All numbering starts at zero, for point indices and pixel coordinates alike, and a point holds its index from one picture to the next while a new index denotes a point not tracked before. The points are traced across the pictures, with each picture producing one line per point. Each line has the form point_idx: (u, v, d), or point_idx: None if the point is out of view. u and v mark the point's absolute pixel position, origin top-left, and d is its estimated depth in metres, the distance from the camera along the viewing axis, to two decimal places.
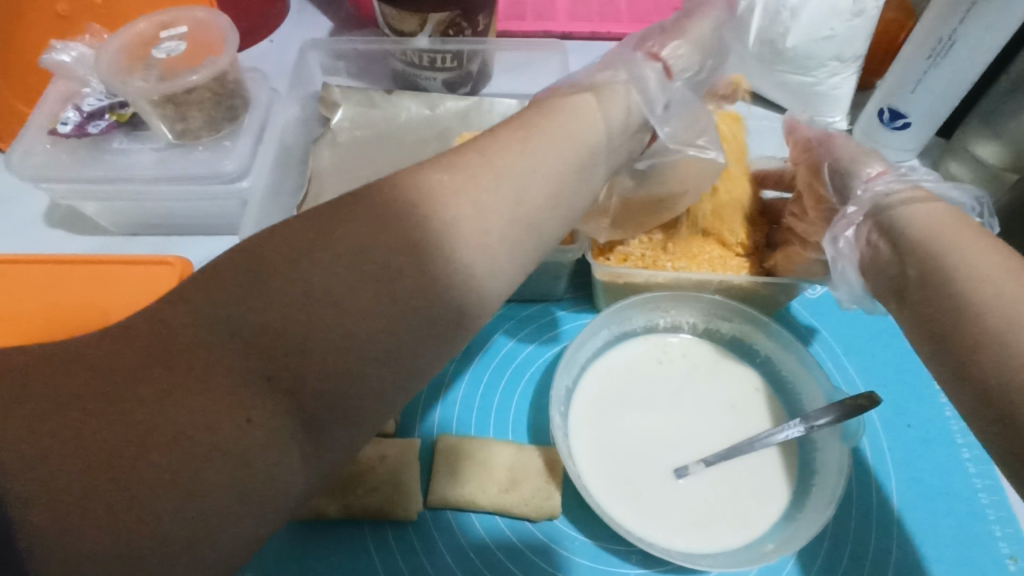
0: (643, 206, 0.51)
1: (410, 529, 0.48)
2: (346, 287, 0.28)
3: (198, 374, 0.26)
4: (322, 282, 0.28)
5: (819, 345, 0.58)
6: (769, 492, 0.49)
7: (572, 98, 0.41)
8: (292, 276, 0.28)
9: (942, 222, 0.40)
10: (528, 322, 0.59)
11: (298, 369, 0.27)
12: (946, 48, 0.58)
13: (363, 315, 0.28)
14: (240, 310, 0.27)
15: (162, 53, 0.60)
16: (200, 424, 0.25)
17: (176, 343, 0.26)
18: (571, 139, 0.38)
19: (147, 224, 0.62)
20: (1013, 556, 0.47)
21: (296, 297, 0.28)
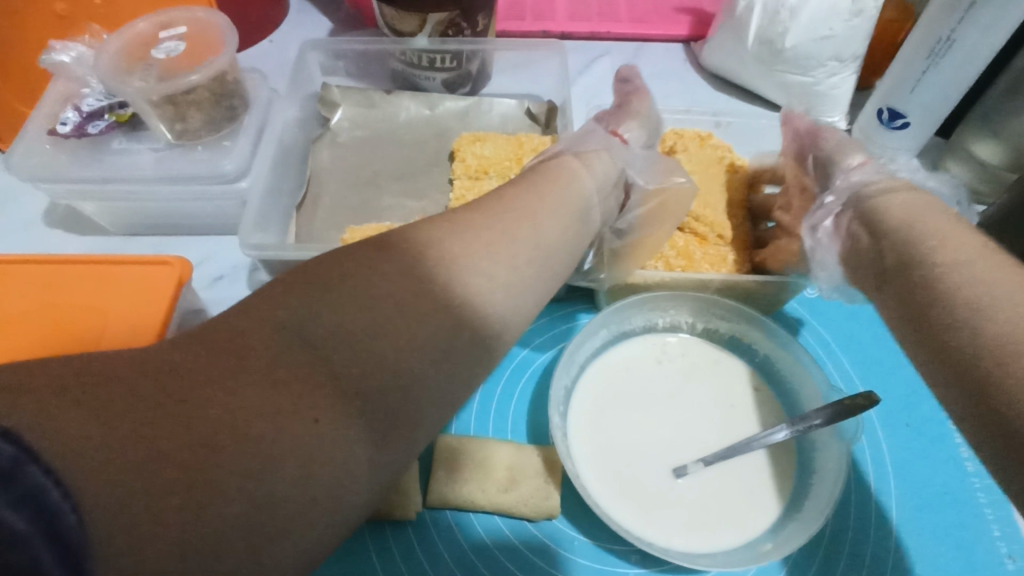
0: (630, 254, 0.53)
1: (410, 530, 0.48)
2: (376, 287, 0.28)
3: (259, 374, 0.25)
4: (381, 287, 0.29)
5: (816, 344, 0.58)
6: (769, 493, 0.49)
7: (560, 164, 0.44)
8: (347, 282, 0.29)
9: (921, 208, 0.42)
10: (536, 326, 0.59)
11: (366, 364, 0.27)
12: (944, 48, 0.58)
13: (381, 306, 0.28)
14: (315, 317, 0.27)
15: (162, 53, 0.60)
16: (256, 427, 0.24)
17: (235, 348, 0.26)
18: (569, 194, 0.41)
19: (147, 225, 0.62)
20: (1012, 555, 0.47)
21: (361, 299, 0.28)
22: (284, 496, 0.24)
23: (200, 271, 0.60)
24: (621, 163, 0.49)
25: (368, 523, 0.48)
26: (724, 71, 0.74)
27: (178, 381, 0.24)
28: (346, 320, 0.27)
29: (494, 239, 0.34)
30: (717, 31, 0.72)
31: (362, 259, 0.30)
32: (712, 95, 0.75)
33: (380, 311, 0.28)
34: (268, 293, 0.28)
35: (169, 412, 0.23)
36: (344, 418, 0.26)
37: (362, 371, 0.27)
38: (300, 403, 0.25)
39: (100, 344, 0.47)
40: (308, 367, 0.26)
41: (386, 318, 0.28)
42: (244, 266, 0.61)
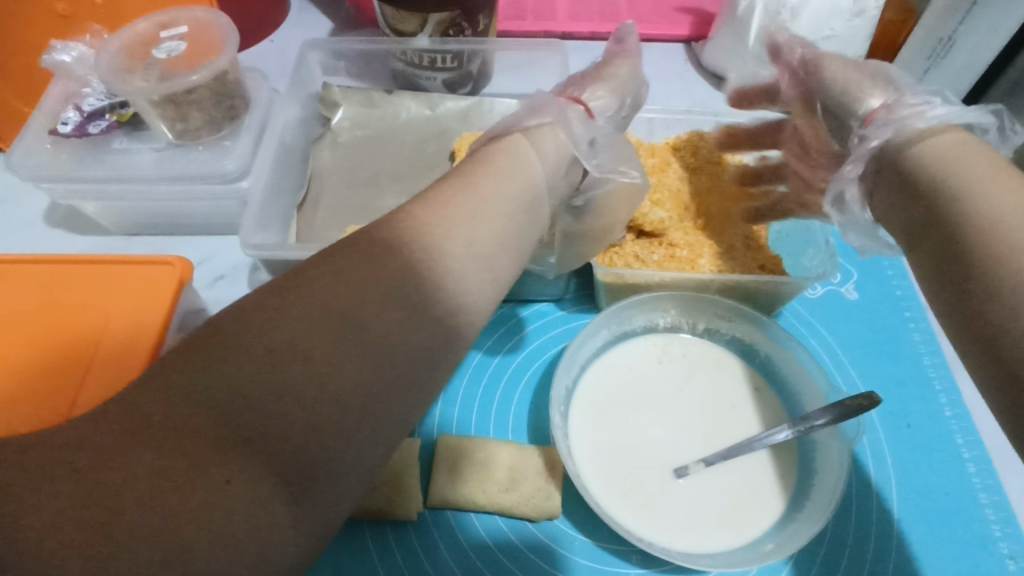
0: (585, 239, 0.50)
1: (410, 530, 0.48)
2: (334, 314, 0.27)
3: (169, 431, 0.24)
4: (336, 315, 0.27)
5: (819, 345, 0.58)
6: (769, 494, 0.49)
7: (507, 144, 0.40)
8: (298, 313, 0.27)
9: (963, 165, 0.36)
10: (512, 327, 0.59)
11: (304, 406, 0.25)
12: (945, 48, 0.59)
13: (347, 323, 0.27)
14: (235, 365, 0.25)
15: (163, 53, 0.60)
16: (164, 486, 0.23)
17: (152, 405, 0.25)
18: (515, 183, 0.37)
19: (147, 224, 0.62)
20: (1013, 556, 0.48)
21: (298, 339, 0.26)
22: (213, 559, 0.23)
23: (200, 270, 0.60)
24: (579, 144, 0.44)
25: (371, 524, 0.48)
26: (725, 71, 0.74)
27: (92, 444, 0.24)
28: (315, 346, 0.26)
29: (477, 221, 0.34)
30: (718, 32, 0.72)
31: (321, 277, 0.28)
32: (713, 95, 0.74)
33: (332, 343, 0.26)
34: (188, 342, 0.26)
35: (143, 440, 0.24)
36: (270, 472, 0.25)
37: (291, 416, 0.25)
38: (214, 459, 0.24)
39: (103, 343, 0.47)
40: (243, 416, 0.25)
41: (315, 357, 0.26)
42: (244, 266, 0.61)
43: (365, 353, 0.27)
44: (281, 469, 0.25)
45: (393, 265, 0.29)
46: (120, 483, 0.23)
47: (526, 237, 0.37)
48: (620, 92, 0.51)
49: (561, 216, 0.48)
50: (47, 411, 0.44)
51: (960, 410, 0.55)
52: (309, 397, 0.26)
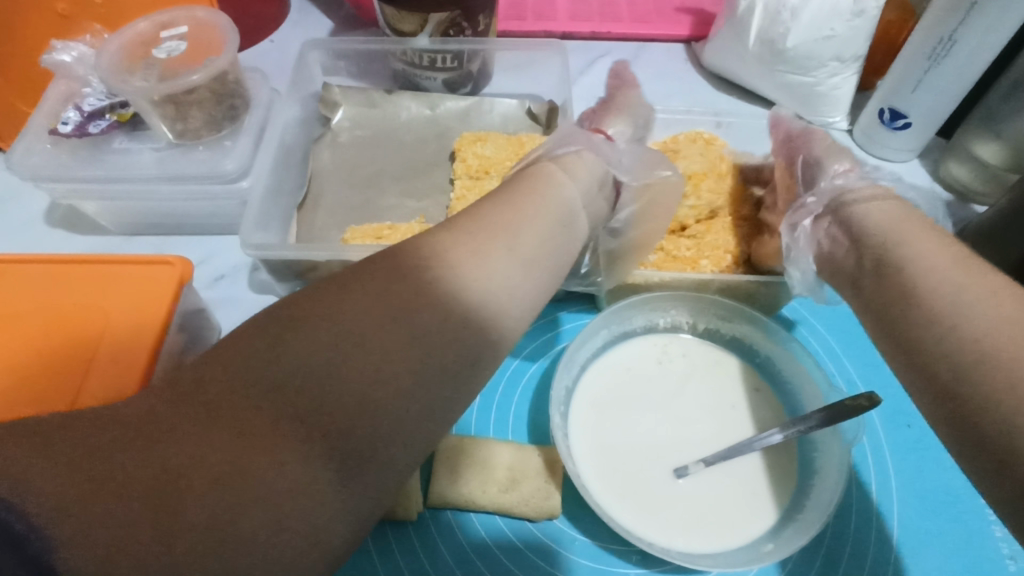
0: (629, 252, 0.52)
1: (410, 529, 0.48)
2: (348, 321, 0.28)
3: (217, 418, 0.24)
4: (347, 319, 0.27)
5: (819, 346, 0.58)
6: (769, 492, 0.49)
7: (543, 168, 0.42)
8: (317, 319, 0.27)
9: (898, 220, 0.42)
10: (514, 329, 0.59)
11: (325, 399, 0.26)
12: (946, 48, 0.58)
13: (358, 325, 0.27)
14: (272, 357, 0.26)
15: (163, 53, 0.60)
16: (218, 468, 0.23)
17: (191, 396, 0.25)
18: (548, 201, 0.38)
19: (148, 224, 0.62)
20: (1013, 556, 0.48)
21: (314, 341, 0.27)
22: (264, 537, 0.23)
23: (201, 271, 0.60)
24: (611, 163, 0.46)
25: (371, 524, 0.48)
26: (725, 71, 0.74)
27: (143, 430, 0.24)
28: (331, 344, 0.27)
29: (491, 240, 0.33)
30: (718, 32, 0.72)
31: (335, 286, 0.29)
32: (712, 95, 0.74)
33: (346, 347, 0.27)
34: (224, 340, 0.27)
35: (150, 441, 0.24)
36: (307, 459, 0.25)
37: (322, 404, 0.26)
38: (258, 446, 0.24)
39: (102, 344, 0.47)
40: (278, 409, 0.25)
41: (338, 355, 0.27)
42: (245, 266, 0.61)
43: (370, 352, 0.27)
44: (314, 457, 0.25)
45: (400, 270, 0.30)
46: (118, 483, 0.22)
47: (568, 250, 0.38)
48: (637, 118, 0.55)
49: (600, 240, 0.50)
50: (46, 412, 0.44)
51: None
52: (312, 395, 0.26)
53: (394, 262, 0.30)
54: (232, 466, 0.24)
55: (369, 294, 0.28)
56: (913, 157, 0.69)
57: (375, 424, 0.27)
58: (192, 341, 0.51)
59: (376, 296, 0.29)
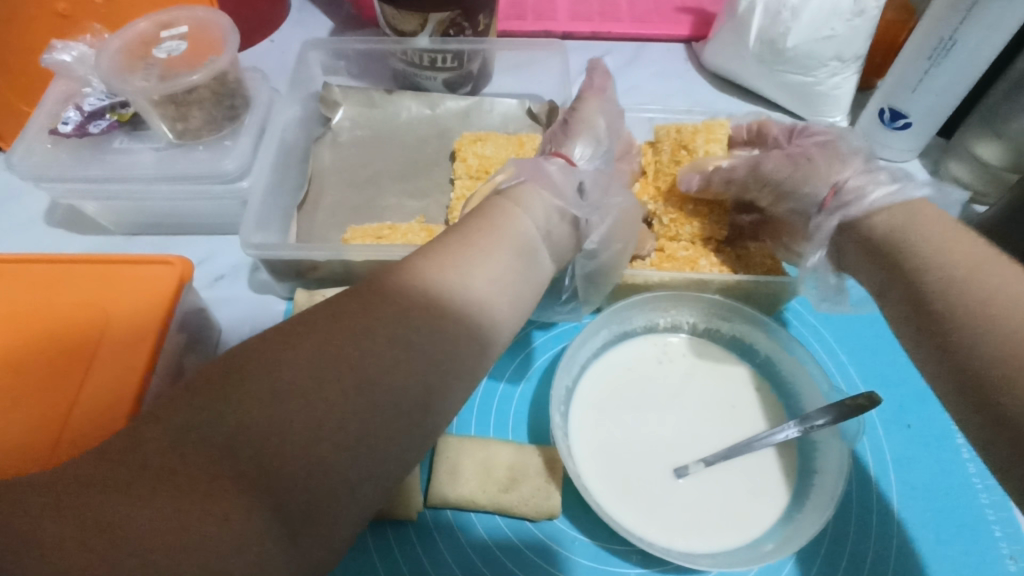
0: (606, 273, 0.51)
1: (410, 530, 0.48)
2: (326, 357, 0.28)
3: (171, 471, 0.25)
4: (328, 352, 0.28)
5: (818, 346, 0.58)
6: (770, 492, 0.49)
7: (496, 208, 0.39)
8: (293, 353, 0.28)
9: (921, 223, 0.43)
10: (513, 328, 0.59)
11: (295, 434, 0.26)
12: (946, 48, 0.58)
13: (336, 361, 0.28)
14: (238, 399, 0.26)
15: (163, 52, 0.60)
16: (163, 523, 0.24)
17: (147, 448, 0.25)
18: (507, 241, 0.37)
19: (147, 225, 0.62)
20: (1013, 556, 0.47)
21: (293, 374, 0.27)
22: None
23: (200, 271, 0.60)
24: (567, 190, 0.45)
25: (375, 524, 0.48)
26: (725, 70, 0.74)
27: (95, 484, 0.24)
28: (308, 379, 0.27)
29: (435, 302, 0.31)
30: (718, 31, 0.72)
31: (315, 321, 0.29)
32: (712, 94, 0.74)
33: (325, 379, 0.27)
34: (187, 383, 0.27)
35: (133, 474, 0.25)
36: (263, 510, 0.25)
37: (285, 447, 0.26)
38: (207, 499, 0.24)
39: (102, 344, 0.47)
40: (237, 457, 0.25)
41: (318, 386, 0.27)
42: (244, 266, 0.61)
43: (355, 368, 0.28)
44: (274, 504, 0.25)
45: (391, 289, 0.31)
46: (69, 539, 0.23)
47: (528, 290, 0.37)
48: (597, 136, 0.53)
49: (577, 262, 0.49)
50: (43, 411, 0.44)
51: None
52: (291, 428, 0.26)
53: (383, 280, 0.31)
54: (177, 521, 0.24)
55: (349, 326, 0.29)
56: (913, 157, 0.69)
57: (367, 434, 0.27)
58: (192, 340, 0.51)
59: (356, 330, 0.29)
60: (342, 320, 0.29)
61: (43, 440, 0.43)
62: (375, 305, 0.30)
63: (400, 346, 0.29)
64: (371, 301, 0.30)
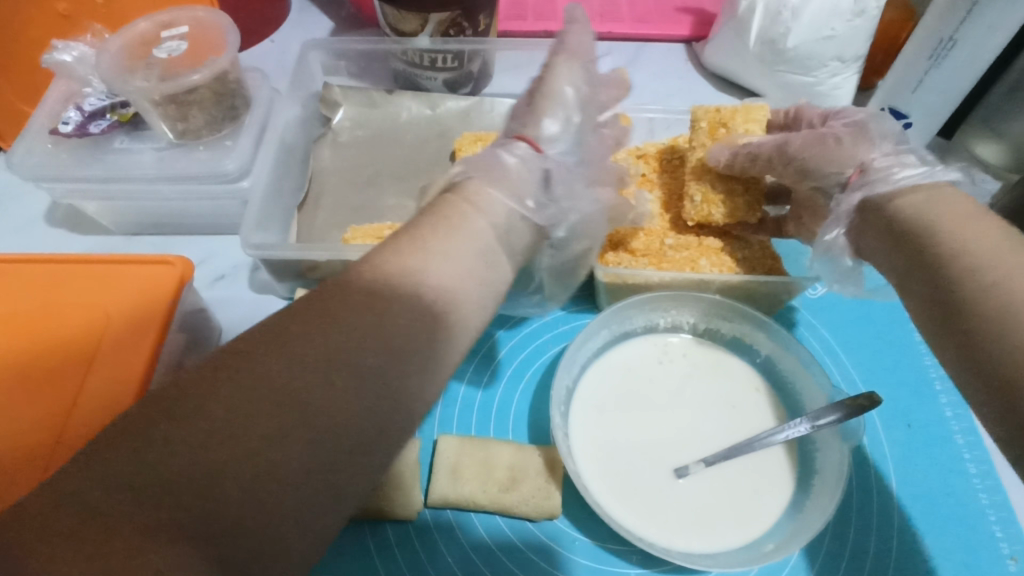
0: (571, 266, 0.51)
1: (410, 530, 0.48)
2: (274, 385, 0.27)
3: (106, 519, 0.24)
4: (278, 381, 0.27)
5: (819, 346, 0.58)
6: (770, 493, 0.49)
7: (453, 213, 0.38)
8: (240, 385, 0.27)
9: (939, 206, 0.42)
10: (513, 327, 0.59)
11: (239, 472, 0.25)
12: (946, 48, 0.58)
13: (284, 395, 0.27)
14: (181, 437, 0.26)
15: (164, 53, 0.60)
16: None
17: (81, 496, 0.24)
18: (464, 254, 0.35)
19: (148, 224, 0.62)
20: (1013, 556, 0.47)
21: (241, 407, 0.26)
22: None
23: (200, 271, 0.60)
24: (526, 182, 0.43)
25: (351, 526, 0.48)
26: (725, 71, 0.74)
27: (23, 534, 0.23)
28: (256, 412, 0.26)
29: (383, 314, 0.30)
30: (719, 32, 0.72)
31: (264, 348, 0.28)
32: (712, 95, 0.74)
33: (272, 412, 0.27)
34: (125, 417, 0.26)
35: (67, 525, 0.23)
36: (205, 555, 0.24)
37: (229, 484, 0.25)
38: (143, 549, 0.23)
39: (103, 344, 0.47)
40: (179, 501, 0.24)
41: (268, 418, 0.26)
42: (245, 265, 0.61)
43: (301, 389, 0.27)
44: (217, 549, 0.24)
45: (335, 304, 0.30)
46: None
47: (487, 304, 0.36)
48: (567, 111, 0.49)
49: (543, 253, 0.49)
50: (44, 411, 0.44)
51: (961, 410, 0.54)
52: (236, 465, 0.25)
53: (325, 295, 0.31)
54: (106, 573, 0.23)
55: (298, 354, 0.28)
56: None
57: (319, 469, 0.27)
58: (193, 340, 0.51)
59: (309, 358, 0.28)
60: (289, 348, 0.28)
61: (45, 441, 0.43)
62: (324, 331, 0.29)
63: (348, 375, 0.29)
64: (321, 322, 0.29)
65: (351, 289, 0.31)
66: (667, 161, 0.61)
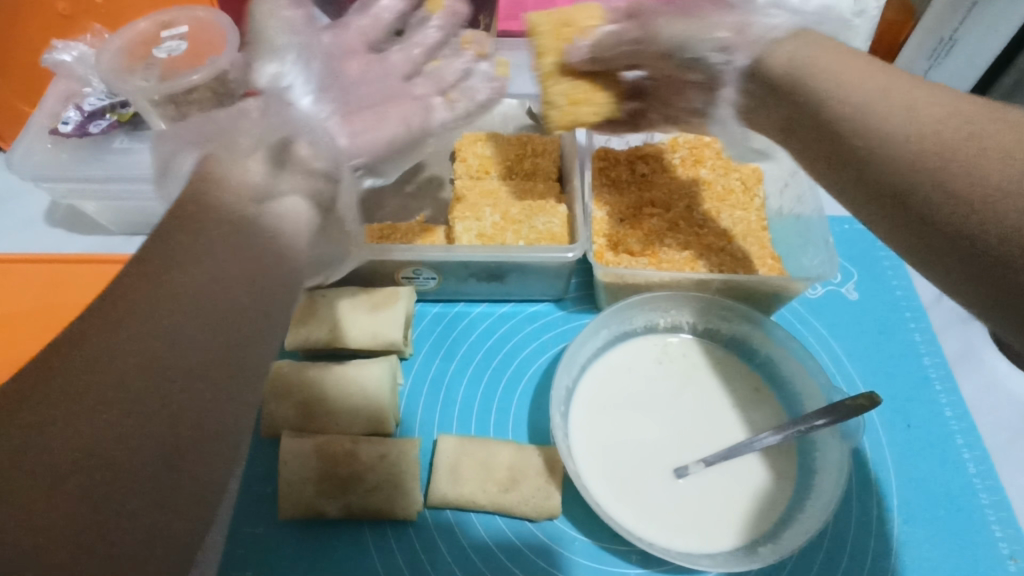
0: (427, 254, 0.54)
1: (410, 530, 0.48)
2: (133, 339, 0.25)
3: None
4: (134, 337, 0.25)
5: (819, 346, 0.58)
6: (769, 493, 0.49)
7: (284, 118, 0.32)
8: (79, 353, 0.25)
9: (825, 54, 0.35)
10: (513, 327, 0.59)
11: (98, 436, 0.24)
12: (946, 48, 0.59)
13: (151, 342, 0.25)
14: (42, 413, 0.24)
15: (163, 52, 0.60)
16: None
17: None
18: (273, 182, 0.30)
19: (147, 224, 0.62)
20: (1013, 556, 0.47)
21: (90, 369, 0.24)
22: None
23: None
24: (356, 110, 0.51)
25: (324, 525, 0.48)
26: None
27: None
28: (131, 376, 0.25)
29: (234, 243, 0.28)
30: None
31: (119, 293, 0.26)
32: None
33: (137, 368, 0.25)
34: None
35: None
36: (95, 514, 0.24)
37: (100, 444, 0.24)
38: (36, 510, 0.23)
39: None
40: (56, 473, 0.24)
41: (128, 375, 0.25)
42: None
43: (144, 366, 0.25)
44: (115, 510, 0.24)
45: (159, 267, 0.26)
46: None
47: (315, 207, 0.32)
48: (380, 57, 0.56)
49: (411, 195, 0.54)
50: None
51: (961, 410, 0.54)
52: (98, 431, 0.24)
53: (145, 259, 0.26)
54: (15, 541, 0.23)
55: (168, 304, 0.26)
56: None
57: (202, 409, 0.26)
58: None
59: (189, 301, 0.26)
60: (149, 296, 0.26)
61: None
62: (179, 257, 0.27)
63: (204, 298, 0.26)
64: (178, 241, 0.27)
65: (179, 240, 0.27)
66: (667, 161, 0.61)
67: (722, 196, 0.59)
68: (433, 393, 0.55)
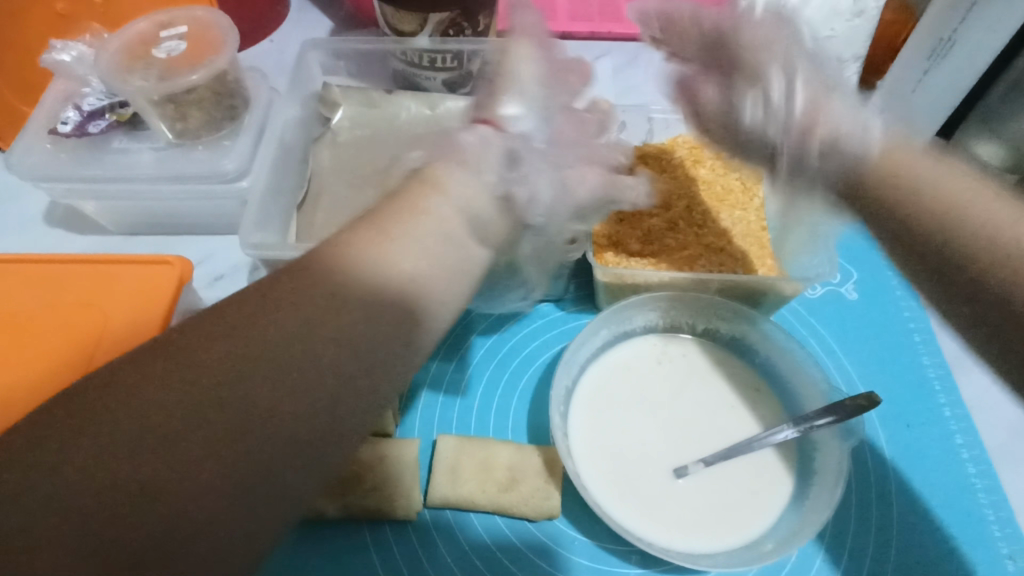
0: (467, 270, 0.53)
1: (410, 530, 0.48)
2: (277, 325, 0.34)
3: (201, 436, 0.31)
4: (281, 324, 0.34)
5: (818, 346, 0.58)
6: (770, 492, 0.49)
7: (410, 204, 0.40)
8: (251, 329, 0.34)
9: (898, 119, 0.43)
10: (513, 326, 0.59)
11: (273, 378, 0.33)
12: (945, 49, 0.58)
13: (302, 327, 0.34)
14: (219, 379, 0.33)
15: (163, 53, 0.59)
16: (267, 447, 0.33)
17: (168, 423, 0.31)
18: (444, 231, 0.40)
19: (145, 224, 0.62)
20: (1013, 556, 0.47)
21: (256, 340, 0.34)
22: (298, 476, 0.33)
23: (199, 270, 0.60)
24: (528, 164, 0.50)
25: (325, 526, 0.48)
26: None
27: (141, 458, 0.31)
28: (294, 339, 0.34)
29: (392, 247, 0.38)
30: None
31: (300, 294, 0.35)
32: None
33: (287, 338, 0.34)
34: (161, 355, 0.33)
35: (178, 444, 0.31)
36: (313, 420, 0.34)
37: (265, 390, 0.33)
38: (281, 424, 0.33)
39: (102, 341, 0.48)
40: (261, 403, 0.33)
41: (285, 340, 0.34)
42: (244, 266, 0.61)
43: (287, 337, 0.34)
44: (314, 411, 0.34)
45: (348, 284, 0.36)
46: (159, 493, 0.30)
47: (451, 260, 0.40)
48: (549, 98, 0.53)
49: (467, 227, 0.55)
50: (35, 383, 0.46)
51: (961, 410, 0.54)
52: (294, 370, 0.34)
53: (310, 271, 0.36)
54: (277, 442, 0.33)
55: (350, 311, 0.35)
56: None
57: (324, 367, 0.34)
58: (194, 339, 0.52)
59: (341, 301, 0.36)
60: (335, 300, 0.35)
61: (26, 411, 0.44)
62: (335, 272, 0.36)
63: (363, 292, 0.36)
64: (332, 266, 0.37)
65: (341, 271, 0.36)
66: (666, 161, 0.61)
67: (722, 196, 0.59)
68: (433, 393, 0.55)
